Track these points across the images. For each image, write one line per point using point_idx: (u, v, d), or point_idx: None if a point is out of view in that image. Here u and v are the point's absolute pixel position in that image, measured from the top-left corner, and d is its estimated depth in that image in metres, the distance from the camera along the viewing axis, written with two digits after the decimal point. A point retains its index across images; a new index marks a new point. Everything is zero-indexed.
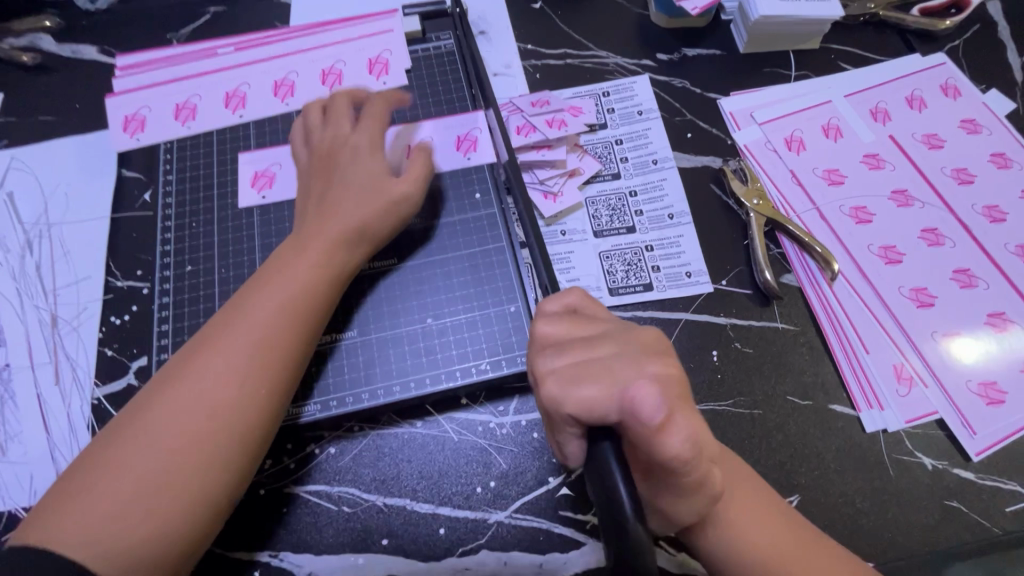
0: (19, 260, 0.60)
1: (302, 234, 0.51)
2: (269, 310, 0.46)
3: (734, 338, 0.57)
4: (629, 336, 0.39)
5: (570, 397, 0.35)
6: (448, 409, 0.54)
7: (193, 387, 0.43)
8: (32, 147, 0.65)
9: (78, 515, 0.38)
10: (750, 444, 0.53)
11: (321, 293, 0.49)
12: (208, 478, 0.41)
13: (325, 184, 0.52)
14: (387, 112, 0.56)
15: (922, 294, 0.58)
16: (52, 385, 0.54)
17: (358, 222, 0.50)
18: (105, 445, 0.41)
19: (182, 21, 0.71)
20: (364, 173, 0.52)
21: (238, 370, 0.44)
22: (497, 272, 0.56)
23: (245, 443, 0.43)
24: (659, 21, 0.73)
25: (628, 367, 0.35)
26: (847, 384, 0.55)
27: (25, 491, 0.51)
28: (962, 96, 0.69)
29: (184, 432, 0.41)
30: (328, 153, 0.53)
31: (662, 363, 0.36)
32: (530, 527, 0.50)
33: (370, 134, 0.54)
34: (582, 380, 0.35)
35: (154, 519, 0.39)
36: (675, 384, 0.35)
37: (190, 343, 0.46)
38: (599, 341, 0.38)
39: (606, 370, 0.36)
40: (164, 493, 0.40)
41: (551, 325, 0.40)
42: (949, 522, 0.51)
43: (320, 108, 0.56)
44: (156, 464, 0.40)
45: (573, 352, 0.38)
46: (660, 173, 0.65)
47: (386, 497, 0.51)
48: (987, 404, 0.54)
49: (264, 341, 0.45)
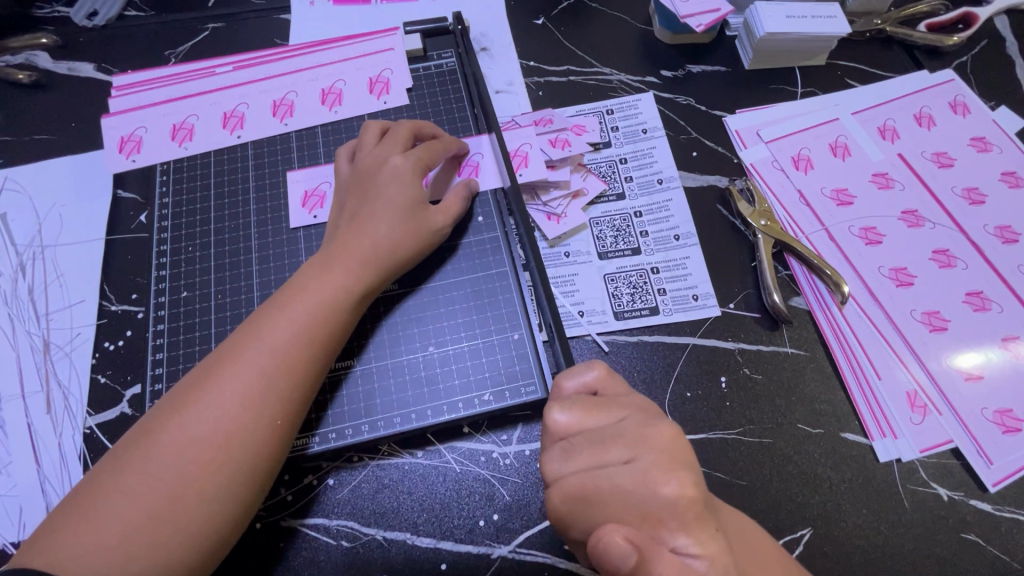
0: (12, 284, 0.58)
1: (326, 255, 0.49)
2: (286, 335, 0.45)
3: (743, 363, 0.56)
4: (643, 440, 0.35)
5: (580, 520, 0.35)
6: (450, 439, 0.52)
7: (207, 411, 0.42)
8: (26, 167, 0.63)
9: (85, 539, 0.37)
10: (759, 474, 0.52)
11: (339, 318, 0.47)
12: (209, 513, 0.40)
13: (363, 207, 0.51)
14: (438, 143, 0.55)
15: (934, 318, 0.57)
16: (43, 414, 0.53)
17: (384, 246, 0.50)
18: (115, 464, 0.40)
19: (180, 38, 0.70)
20: (404, 201, 0.51)
21: (251, 400, 0.42)
22: (500, 297, 0.55)
23: (252, 476, 0.42)
24: (664, 37, 0.72)
25: (633, 486, 0.34)
26: (859, 412, 0.54)
27: (14, 524, 0.50)
28: (971, 113, 0.68)
29: (191, 462, 0.40)
30: (371, 173, 0.52)
31: (677, 481, 0.33)
32: (534, 562, 0.48)
33: (416, 161, 0.53)
34: (589, 501, 0.34)
35: (155, 551, 0.38)
36: (682, 510, 0.33)
37: (208, 362, 0.44)
38: (614, 442, 0.36)
39: (611, 491, 0.34)
40: (168, 524, 0.39)
41: (564, 414, 0.38)
42: (966, 556, 0.49)
43: (380, 129, 0.56)
44: (164, 489, 0.39)
45: (585, 455, 0.36)
46: (665, 193, 0.64)
47: (385, 531, 0.49)
48: (1003, 432, 0.53)
49: (278, 370, 0.44)
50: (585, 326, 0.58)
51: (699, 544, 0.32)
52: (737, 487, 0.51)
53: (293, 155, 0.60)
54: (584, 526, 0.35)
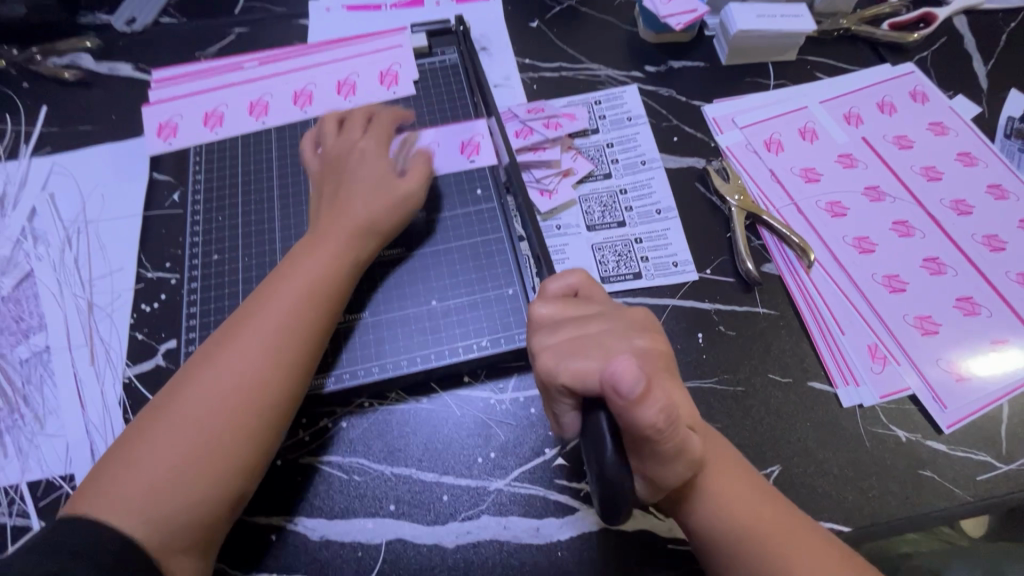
0: (58, 254, 0.65)
1: (320, 229, 0.56)
2: (294, 296, 0.51)
3: (718, 321, 0.61)
4: (619, 316, 0.43)
5: (565, 369, 0.38)
6: (451, 385, 0.58)
7: (230, 365, 0.48)
8: (72, 154, 0.71)
9: (135, 481, 0.43)
10: (732, 417, 0.57)
11: (339, 281, 0.53)
12: (243, 451, 0.46)
13: (333, 179, 0.58)
14: (399, 125, 0.63)
15: (893, 280, 0.63)
16: (87, 365, 0.59)
17: (369, 218, 0.56)
18: (152, 417, 0.46)
19: (210, 41, 0.78)
20: (366, 169, 0.58)
21: (272, 353, 0.48)
22: (497, 260, 0.61)
23: (277, 417, 0.48)
24: (647, 37, 0.79)
25: (616, 341, 0.40)
26: (825, 363, 0.59)
27: (62, 460, 0.55)
28: (929, 101, 0.74)
29: (225, 408, 0.46)
30: (337, 150, 0.60)
31: (648, 337, 0.42)
32: (527, 494, 0.53)
33: (376, 139, 0.61)
34: (576, 353, 0.39)
35: (198, 485, 0.44)
36: (654, 357, 0.40)
37: (226, 324, 0.51)
38: (594, 318, 0.42)
39: (600, 346, 0.39)
40: (205, 462, 0.45)
41: (547, 306, 0.43)
42: (922, 490, 0.54)
43: (353, 121, 0.63)
44: (200, 432, 0.45)
45: (569, 329, 0.41)
46: (648, 172, 0.70)
47: (392, 467, 0.54)
48: (957, 380, 0.58)
49: (294, 327, 0.50)
50: None
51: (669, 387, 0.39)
52: (712, 428, 0.56)
53: None
54: (570, 373, 0.38)
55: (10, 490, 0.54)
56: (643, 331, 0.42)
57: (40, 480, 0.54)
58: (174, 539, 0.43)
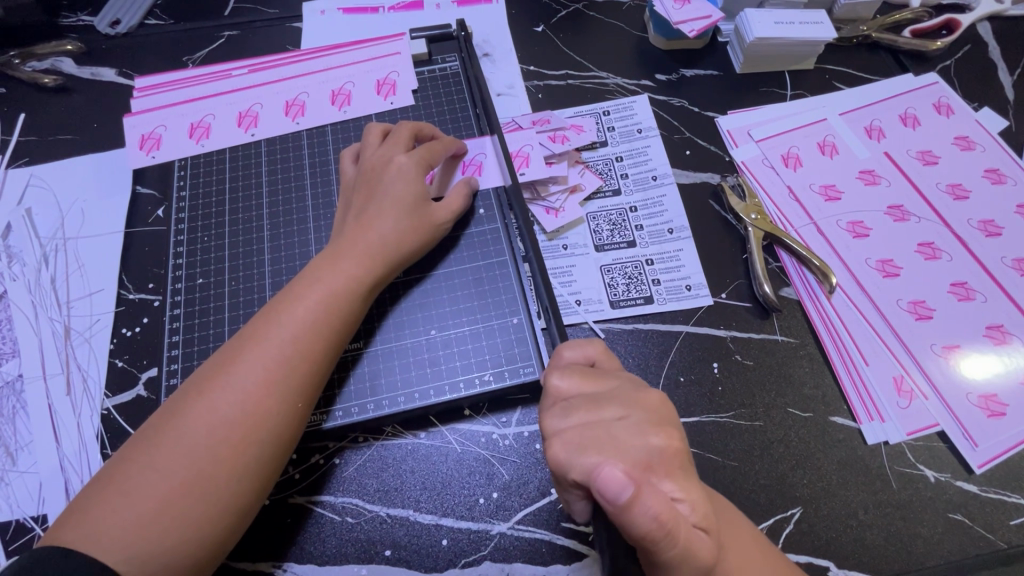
0: (35, 274, 0.61)
1: (335, 247, 0.52)
2: (304, 322, 0.47)
3: (734, 350, 0.58)
4: (636, 402, 0.39)
5: (575, 464, 0.35)
6: (451, 420, 0.54)
7: (231, 395, 0.44)
8: (50, 166, 0.67)
9: (117, 519, 0.39)
10: (749, 455, 0.53)
11: (352, 306, 0.50)
12: (233, 491, 0.42)
13: (370, 203, 0.54)
14: (438, 142, 0.58)
15: (920, 307, 0.59)
16: (63, 395, 0.55)
17: (391, 241, 0.52)
18: (140, 446, 0.43)
19: (198, 45, 0.74)
20: (408, 198, 0.54)
21: (272, 386, 0.45)
22: (500, 285, 0.57)
23: (273, 455, 0.45)
24: (658, 43, 0.75)
25: (629, 435, 0.36)
26: (848, 397, 0.56)
27: (34, 499, 0.52)
28: (955, 114, 0.71)
29: (218, 442, 0.42)
30: (377, 172, 0.55)
31: (665, 434, 0.37)
32: (533, 539, 0.50)
33: (419, 160, 0.56)
34: (585, 446, 0.35)
35: (186, 527, 0.40)
36: (669, 459, 0.36)
37: (229, 347, 0.47)
38: (607, 402, 0.38)
39: (610, 439, 0.36)
40: (197, 502, 0.41)
41: (564, 379, 0.40)
42: (952, 535, 0.50)
43: (381, 131, 0.58)
44: (192, 467, 0.41)
45: (583, 412, 0.38)
46: (660, 189, 0.66)
47: (388, 508, 0.51)
48: (988, 416, 0.55)
49: (298, 356, 0.46)
50: (582, 314, 0.60)
51: (683, 489, 0.35)
52: (728, 467, 0.53)
53: (303, 153, 0.64)
54: (581, 470, 0.34)
55: None
56: (663, 425, 0.37)
57: (10, 521, 0.51)
58: None
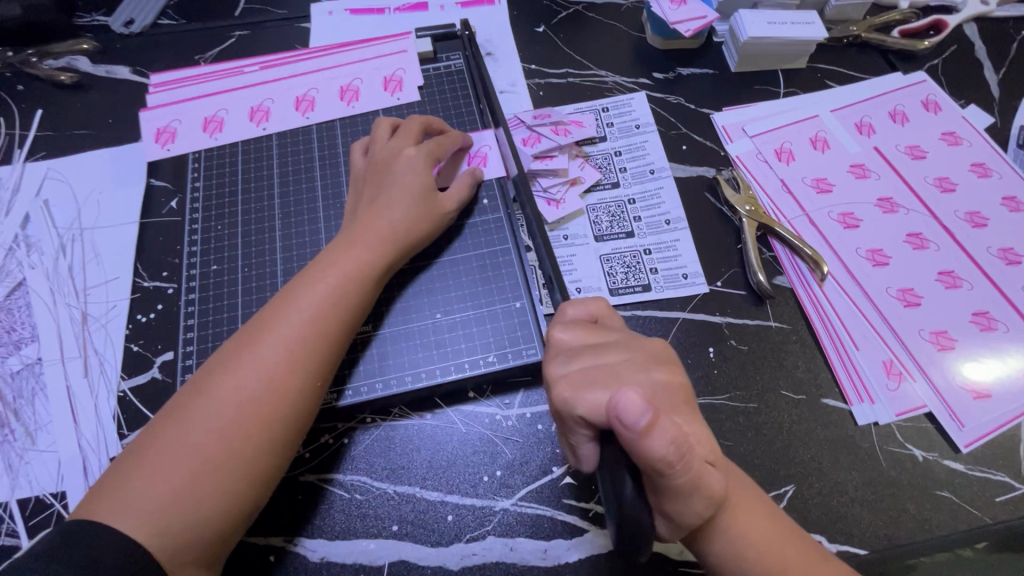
0: (53, 262, 0.63)
1: (348, 235, 0.54)
2: (320, 305, 0.49)
3: (730, 335, 0.60)
4: (639, 347, 0.42)
5: (583, 400, 0.38)
6: (456, 402, 0.56)
7: (251, 374, 0.46)
8: (67, 159, 0.69)
9: (147, 492, 0.41)
10: (743, 435, 0.55)
11: (366, 291, 0.52)
12: (257, 467, 0.44)
13: (381, 192, 0.56)
14: (445, 137, 0.60)
15: (908, 294, 0.61)
16: (80, 378, 0.57)
17: (401, 229, 0.55)
18: (166, 423, 0.44)
19: (210, 44, 0.77)
20: (417, 188, 0.56)
21: (291, 366, 0.47)
22: (504, 272, 0.59)
23: (293, 433, 0.46)
24: (656, 43, 0.78)
25: (630, 372, 0.39)
26: (839, 379, 0.58)
27: (53, 477, 0.53)
28: (942, 111, 0.73)
29: (241, 420, 0.44)
30: (386, 163, 0.57)
31: (666, 370, 0.40)
32: (535, 514, 0.51)
33: (428, 153, 0.58)
34: (592, 385, 0.38)
35: (212, 499, 0.42)
36: (673, 391, 0.39)
37: (248, 329, 0.49)
38: (610, 349, 0.41)
39: (614, 375, 0.39)
40: (221, 476, 0.43)
41: (567, 332, 0.43)
42: (939, 511, 0.52)
43: (390, 125, 0.60)
44: (216, 443, 0.43)
45: (586, 356, 0.41)
46: (657, 182, 0.68)
47: (395, 485, 0.53)
48: (974, 398, 0.57)
49: (314, 338, 0.48)
50: None
51: (688, 421, 0.38)
52: (724, 447, 0.55)
53: (313, 146, 0.66)
54: (589, 404, 0.37)
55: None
56: (662, 362, 0.41)
57: (30, 498, 0.53)
58: (182, 557, 0.41)
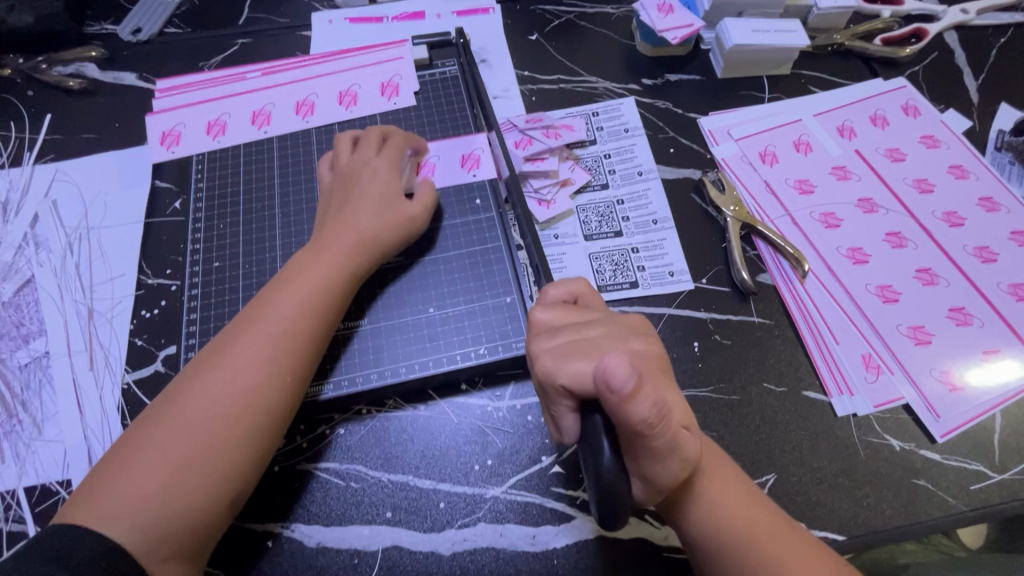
0: (60, 260, 0.65)
1: (319, 241, 0.56)
2: (292, 310, 0.51)
3: (714, 330, 0.62)
4: (616, 321, 0.44)
5: (564, 369, 0.39)
6: (448, 393, 0.58)
7: (224, 378, 0.48)
8: (75, 161, 0.71)
9: (125, 492, 0.43)
10: (726, 425, 0.57)
11: (338, 295, 0.54)
12: (235, 467, 0.46)
13: (347, 200, 0.58)
14: (402, 139, 0.63)
15: (886, 291, 0.63)
16: (86, 371, 0.59)
17: (369, 234, 0.56)
18: (144, 427, 0.46)
19: (214, 51, 0.79)
20: (382, 193, 0.58)
21: (263, 368, 0.49)
22: (495, 268, 0.61)
23: (267, 433, 0.48)
24: (645, 50, 0.81)
25: (611, 344, 0.41)
26: (819, 372, 0.60)
27: (59, 466, 0.55)
28: (922, 115, 0.75)
29: (216, 421, 0.46)
30: (353, 173, 0.60)
31: (645, 341, 0.43)
32: (524, 501, 0.53)
33: (390, 160, 0.61)
34: (574, 356, 0.40)
35: (189, 498, 0.44)
36: (652, 357, 0.42)
37: (224, 334, 0.51)
38: (588, 325, 0.43)
39: (595, 346, 0.41)
40: (197, 475, 0.45)
41: (548, 311, 0.44)
42: (916, 499, 0.54)
43: (351, 138, 0.63)
44: (191, 444, 0.45)
45: (568, 332, 0.42)
46: (645, 183, 0.71)
47: (389, 473, 0.54)
48: (950, 390, 0.58)
49: (286, 341, 0.50)
50: None
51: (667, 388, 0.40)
52: (706, 437, 0.56)
53: (313, 149, 0.68)
54: (570, 373, 0.38)
55: (7, 496, 0.54)
56: (639, 335, 0.43)
57: (37, 486, 0.54)
58: (163, 552, 0.43)
